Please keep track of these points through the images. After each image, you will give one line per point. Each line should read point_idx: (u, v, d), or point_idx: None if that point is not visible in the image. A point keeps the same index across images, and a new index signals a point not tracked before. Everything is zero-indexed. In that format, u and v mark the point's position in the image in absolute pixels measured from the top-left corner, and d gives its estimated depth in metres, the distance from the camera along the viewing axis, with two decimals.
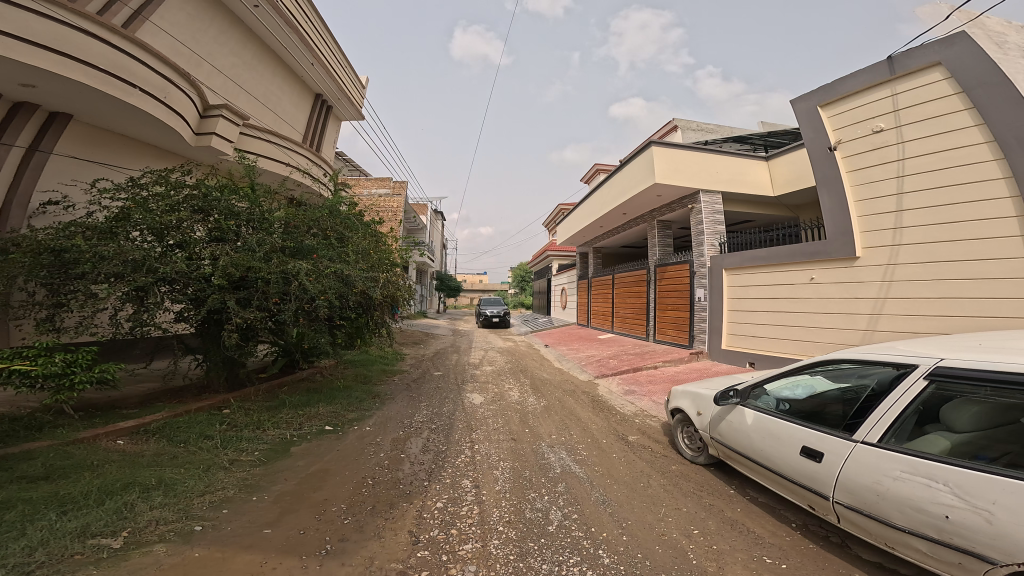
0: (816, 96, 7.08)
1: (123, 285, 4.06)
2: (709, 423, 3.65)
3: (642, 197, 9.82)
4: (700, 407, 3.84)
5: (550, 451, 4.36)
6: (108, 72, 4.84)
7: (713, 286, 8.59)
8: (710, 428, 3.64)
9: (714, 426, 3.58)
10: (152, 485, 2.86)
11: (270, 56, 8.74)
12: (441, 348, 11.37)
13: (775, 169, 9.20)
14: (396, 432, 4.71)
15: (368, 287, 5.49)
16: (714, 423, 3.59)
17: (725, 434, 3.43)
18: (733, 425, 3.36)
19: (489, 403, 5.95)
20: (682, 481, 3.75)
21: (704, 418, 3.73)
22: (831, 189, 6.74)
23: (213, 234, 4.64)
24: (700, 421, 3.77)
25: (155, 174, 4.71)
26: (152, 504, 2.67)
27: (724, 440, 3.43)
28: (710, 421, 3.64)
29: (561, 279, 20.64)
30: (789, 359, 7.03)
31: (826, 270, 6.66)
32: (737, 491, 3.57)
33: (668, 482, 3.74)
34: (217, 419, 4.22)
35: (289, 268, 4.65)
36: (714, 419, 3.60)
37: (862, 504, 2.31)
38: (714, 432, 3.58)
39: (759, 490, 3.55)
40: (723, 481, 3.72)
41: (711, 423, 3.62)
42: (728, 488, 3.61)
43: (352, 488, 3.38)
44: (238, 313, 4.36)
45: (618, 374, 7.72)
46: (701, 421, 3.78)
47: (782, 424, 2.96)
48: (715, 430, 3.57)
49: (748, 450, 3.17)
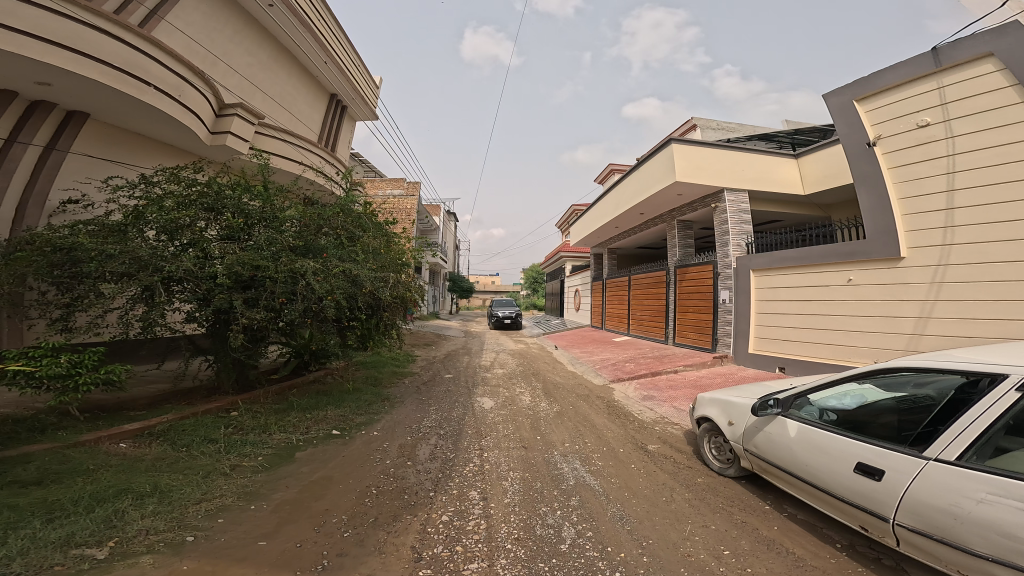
0: (851, 90, 6.58)
1: (131, 284, 4.02)
2: (744, 434, 3.29)
3: (661, 195, 9.46)
4: (731, 416, 3.49)
5: (563, 461, 4.09)
6: (122, 70, 4.87)
7: (738, 287, 8.15)
8: (744, 440, 3.28)
9: (749, 437, 3.22)
10: (147, 492, 2.73)
11: (284, 57, 8.79)
12: (451, 350, 11.17)
13: (805, 167, 8.72)
14: (404, 437, 4.54)
15: (378, 287, 5.34)
16: (749, 434, 3.23)
17: (763, 446, 3.08)
18: (771, 438, 3.01)
19: (500, 408, 5.73)
20: (710, 496, 3.43)
21: (737, 428, 3.38)
22: (870, 185, 6.27)
23: (224, 232, 4.55)
24: (732, 432, 3.42)
25: (165, 172, 4.65)
26: (144, 513, 2.53)
27: (761, 453, 3.10)
28: (745, 432, 3.28)
29: (574, 281, 20.27)
30: (821, 364, 6.59)
31: (866, 270, 6.19)
32: (773, 507, 3.24)
33: (693, 496, 3.43)
34: (223, 422, 4.13)
35: (296, 268, 4.48)
36: (749, 430, 3.24)
37: (931, 527, 1.99)
38: (749, 444, 3.22)
39: (797, 506, 3.22)
40: (757, 495, 3.40)
41: (746, 434, 3.26)
42: (763, 504, 3.29)
43: (354, 498, 3.22)
44: (244, 314, 4.22)
45: (635, 378, 7.38)
46: (733, 431, 3.42)
47: (835, 439, 2.59)
48: (750, 442, 3.22)
49: (789, 465, 2.84)
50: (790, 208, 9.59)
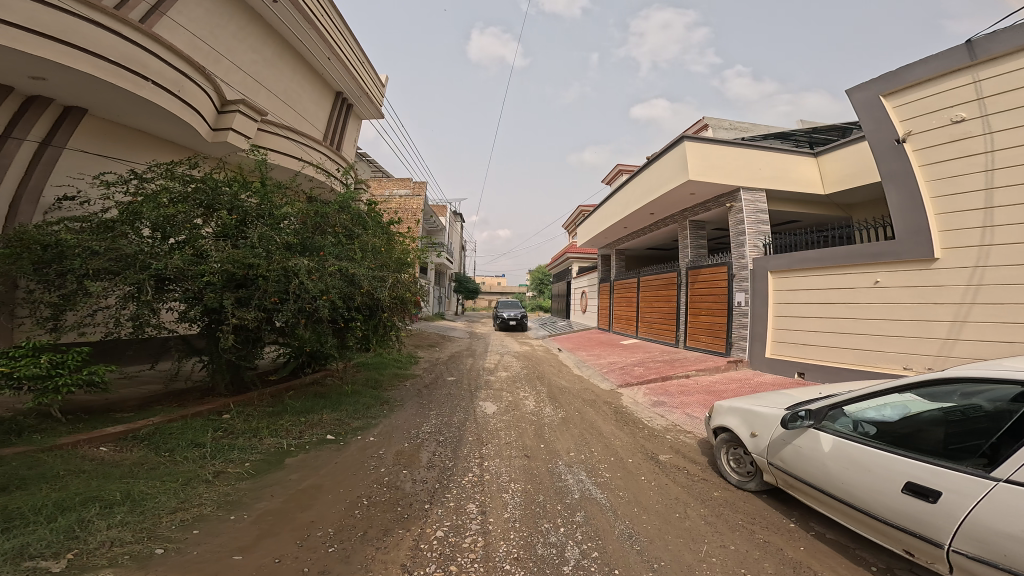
0: (877, 85, 6.20)
1: (119, 282, 3.85)
2: (769, 447, 2.98)
3: (672, 194, 9.13)
4: (752, 427, 3.19)
5: (568, 472, 3.83)
6: (119, 64, 4.78)
7: (754, 289, 7.78)
8: (769, 453, 2.98)
9: (776, 450, 2.91)
10: (117, 501, 2.61)
11: (289, 54, 8.71)
12: (455, 352, 10.95)
13: (826, 166, 8.34)
14: (401, 444, 4.33)
15: (376, 287, 5.12)
16: (776, 447, 2.92)
17: (791, 461, 2.78)
18: (801, 453, 2.71)
19: (502, 413, 5.49)
20: (728, 512, 3.13)
21: (761, 440, 3.07)
22: (899, 182, 5.89)
23: (219, 230, 4.37)
24: (755, 444, 3.11)
25: (160, 168, 4.46)
26: (110, 524, 2.41)
27: (788, 469, 2.80)
28: (770, 444, 2.98)
29: (581, 283, 19.94)
30: (844, 370, 6.21)
31: (894, 273, 5.81)
32: (799, 525, 2.94)
33: (709, 512, 3.14)
34: (213, 426, 4.00)
35: (290, 266, 4.29)
36: (775, 443, 2.93)
37: (998, 557, 1.69)
38: (775, 458, 2.92)
39: (825, 525, 2.92)
40: (780, 512, 3.09)
41: (771, 446, 2.96)
42: (787, 521, 2.99)
43: (343, 510, 3.01)
44: (236, 313, 4.05)
45: (645, 383, 7.06)
46: (757, 444, 3.11)
47: (879, 456, 2.29)
48: (776, 455, 2.91)
49: (822, 482, 2.54)
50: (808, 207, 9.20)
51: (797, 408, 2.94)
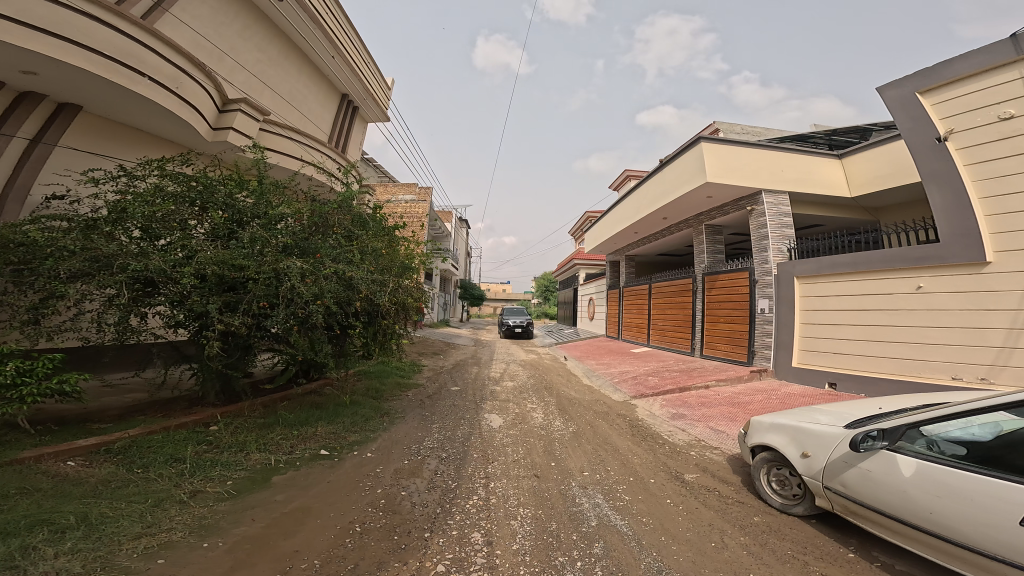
0: (913, 81, 5.82)
1: (90, 285, 3.47)
2: (826, 469, 2.57)
3: (688, 197, 8.75)
4: (803, 447, 2.77)
5: (583, 495, 3.42)
6: (113, 59, 4.61)
7: (779, 295, 7.33)
8: (827, 477, 2.56)
9: (835, 473, 2.50)
10: (71, 524, 2.35)
11: (294, 55, 8.61)
12: (460, 360, 10.58)
13: (851, 167, 7.93)
14: (401, 461, 3.96)
15: (375, 292, 4.76)
16: (835, 470, 2.51)
17: (856, 486, 2.38)
18: (870, 477, 2.30)
19: (509, 427, 5.09)
20: (772, 540, 2.70)
21: (815, 462, 2.66)
22: (941, 182, 5.49)
23: (212, 231, 4.02)
24: (808, 466, 2.69)
25: (147, 163, 4.07)
26: (58, 551, 2.15)
27: (854, 495, 2.38)
28: (828, 467, 2.56)
29: (588, 289, 19.50)
30: (882, 381, 5.74)
31: (940, 278, 5.36)
32: (859, 556, 2.51)
33: (750, 541, 2.72)
34: (197, 438, 3.70)
35: (280, 268, 3.96)
36: (835, 465, 2.52)
37: None
38: (834, 482, 2.50)
39: (892, 555, 2.49)
40: (835, 540, 2.66)
41: (829, 469, 2.54)
42: (846, 552, 2.55)
43: (331, 538, 2.64)
44: (220, 318, 3.70)
45: (661, 394, 6.61)
46: (810, 466, 2.70)
47: (981, 482, 1.91)
48: (835, 479, 2.50)
49: (902, 511, 2.14)
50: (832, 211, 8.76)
51: (862, 424, 2.55)
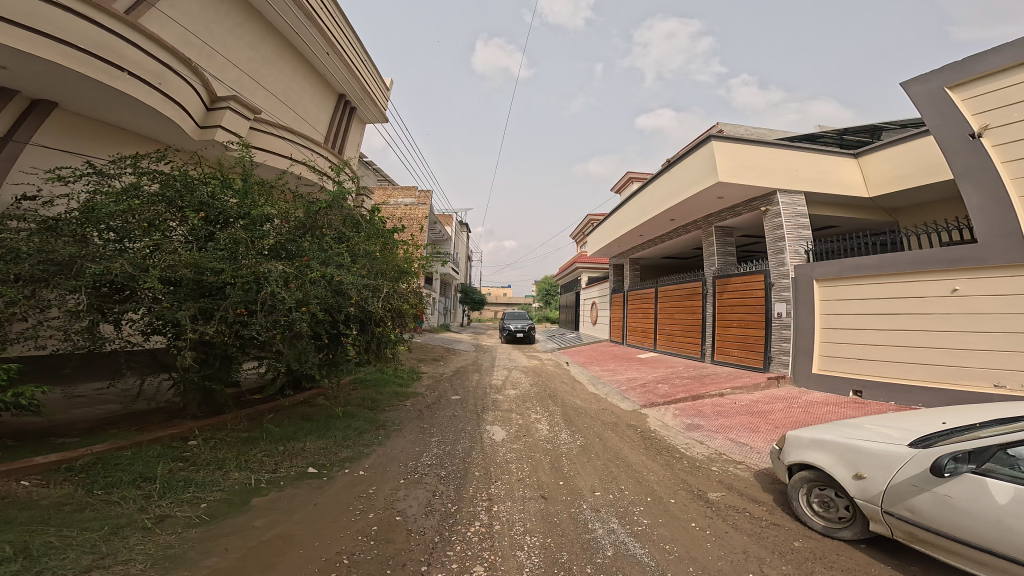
0: (941, 76, 5.55)
1: (47, 291, 3.13)
2: (887, 493, 2.25)
3: (697, 198, 8.44)
4: (857, 466, 2.45)
5: (596, 519, 3.04)
6: (89, 53, 4.32)
7: (798, 300, 6.99)
8: (888, 501, 2.24)
9: (901, 497, 2.19)
10: (7, 556, 2.01)
11: (288, 53, 8.39)
12: (461, 367, 10.21)
13: (869, 166, 7.63)
14: (397, 480, 3.62)
15: (368, 298, 4.41)
16: (900, 494, 2.20)
17: (929, 513, 2.07)
18: (949, 503, 2.00)
19: (513, 441, 4.74)
20: (820, 570, 2.35)
21: (872, 484, 2.33)
22: (976, 180, 5.20)
23: (189, 233, 3.70)
24: (863, 489, 2.37)
25: (122, 161, 3.75)
26: None
27: (927, 522, 2.07)
28: (890, 490, 2.25)
29: (591, 293, 19.12)
30: (913, 388, 5.40)
31: (978, 280, 5.04)
32: None
33: (795, 570, 2.36)
34: (171, 455, 3.35)
35: (260, 271, 3.62)
36: (899, 488, 2.21)
37: None
38: (899, 507, 2.19)
39: None
40: (895, 569, 2.31)
41: (893, 493, 2.23)
42: None
43: (314, 572, 2.29)
44: (192, 327, 3.36)
45: (673, 402, 6.26)
46: (864, 488, 2.37)
47: None
48: (901, 504, 2.19)
49: (997, 544, 1.84)
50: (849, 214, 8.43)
51: (931, 442, 2.25)
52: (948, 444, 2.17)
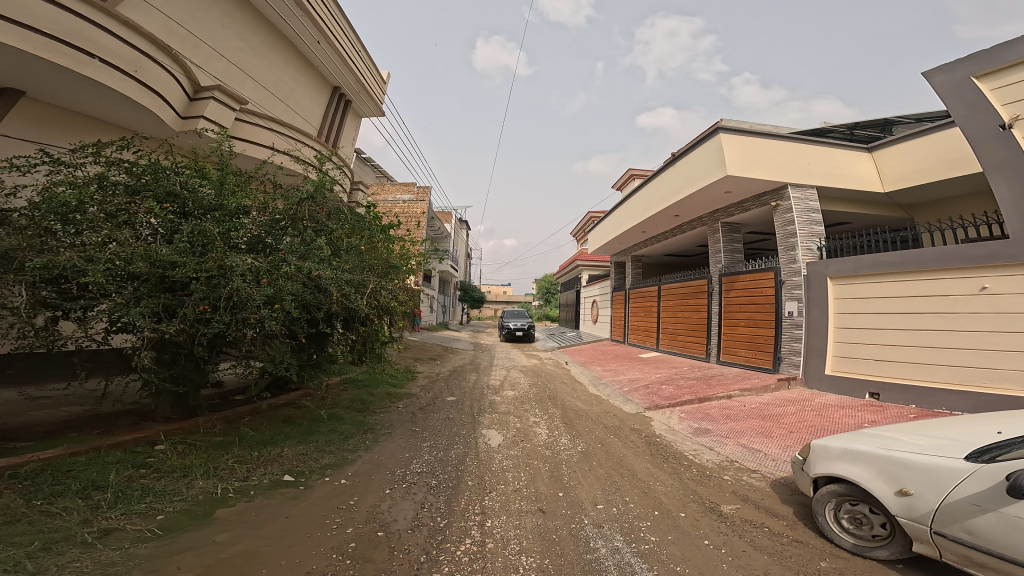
0: (967, 64, 5.25)
1: None
2: (939, 512, 1.99)
3: (703, 194, 8.14)
4: (899, 481, 2.17)
5: (599, 537, 2.74)
6: (55, 38, 4.03)
7: (811, 299, 6.69)
8: (940, 521, 1.98)
9: (957, 517, 1.92)
10: None
11: (280, 43, 8.09)
12: (458, 366, 9.90)
13: (884, 160, 7.30)
14: (383, 491, 3.32)
15: (352, 295, 4.10)
16: (957, 514, 1.93)
17: (992, 537, 1.80)
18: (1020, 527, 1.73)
19: (510, 446, 4.45)
20: None
21: (919, 502, 2.06)
22: (1006, 173, 4.91)
23: (152, 225, 3.39)
24: (907, 507, 2.10)
25: (83, 149, 3.45)
26: None
27: (990, 547, 1.81)
28: (942, 509, 1.98)
29: (592, 292, 18.83)
30: (941, 392, 5.10)
31: (1012, 278, 4.73)
32: None
33: None
34: (132, 462, 3.05)
35: (226, 264, 3.31)
36: (955, 507, 1.94)
37: None
38: (954, 528, 1.93)
39: None
40: None
41: (946, 512, 1.96)
42: None
43: None
44: (150, 325, 3.06)
45: (679, 405, 5.97)
46: (909, 506, 2.10)
47: None
48: (956, 525, 1.92)
49: None
50: (864, 210, 8.10)
51: (993, 457, 1.98)
52: (1015, 460, 1.91)
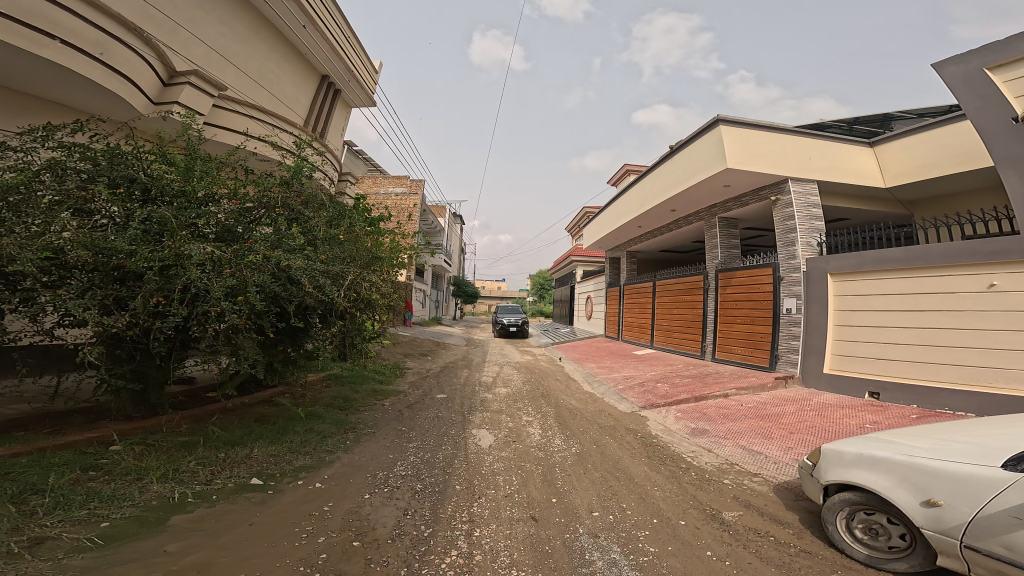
0: (979, 56, 5.11)
1: None
2: (971, 524, 1.84)
3: (701, 188, 7.97)
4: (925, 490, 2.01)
5: (594, 548, 2.55)
6: (12, 18, 3.73)
7: (811, 295, 6.58)
8: (972, 534, 1.83)
9: (994, 531, 1.77)
10: None
11: (265, 26, 7.73)
12: (450, 362, 9.66)
13: (886, 156, 7.21)
14: (363, 495, 3.09)
15: (326, 285, 3.83)
16: (993, 527, 1.78)
17: None
18: None
19: (500, 447, 4.24)
20: None
21: (949, 514, 1.91)
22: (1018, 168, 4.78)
23: (103, 211, 3.09)
24: (935, 518, 1.94)
25: (28, 131, 3.12)
26: None
27: None
28: (975, 522, 1.83)
29: (586, 288, 18.66)
30: (945, 390, 5.02)
31: (1017, 274, 4.64)
32: None
33: None
34: (81, 466, 2.78)
35: (183, 252, 3.01)
36: (992, 520, 1.79)
37: None
38: (990, 543, 1.78)
39: None
40: None
41: (980, 525, 1.81)
42: None
43: None
44: (97, 318, 2.77)
45: (675, 403, 5.82)
46: (937, 518, 1.94)
47: None
48: (992, 539, 1.78)
49: None
50: (863, 206, 8.01)
51: None
52: None
